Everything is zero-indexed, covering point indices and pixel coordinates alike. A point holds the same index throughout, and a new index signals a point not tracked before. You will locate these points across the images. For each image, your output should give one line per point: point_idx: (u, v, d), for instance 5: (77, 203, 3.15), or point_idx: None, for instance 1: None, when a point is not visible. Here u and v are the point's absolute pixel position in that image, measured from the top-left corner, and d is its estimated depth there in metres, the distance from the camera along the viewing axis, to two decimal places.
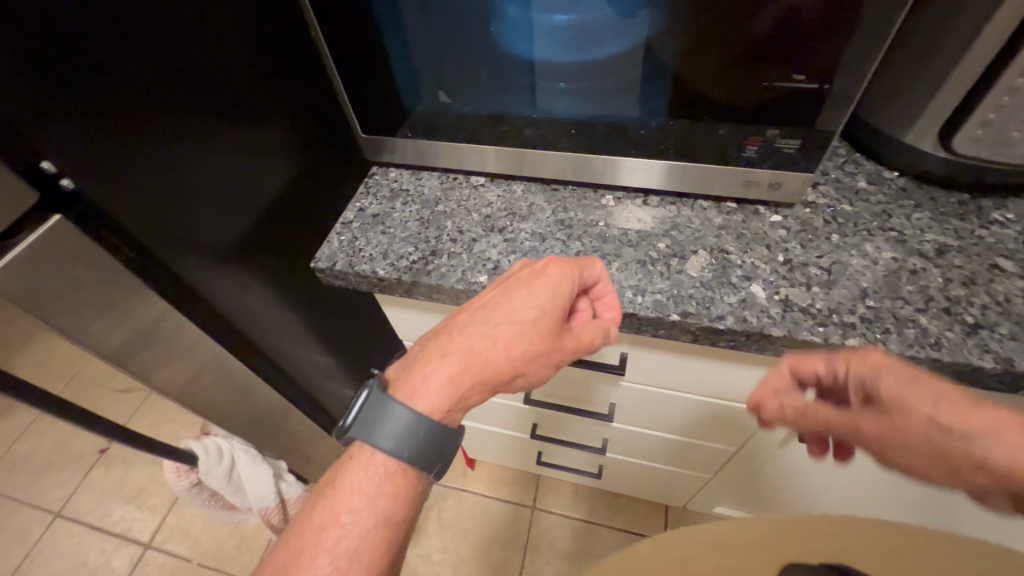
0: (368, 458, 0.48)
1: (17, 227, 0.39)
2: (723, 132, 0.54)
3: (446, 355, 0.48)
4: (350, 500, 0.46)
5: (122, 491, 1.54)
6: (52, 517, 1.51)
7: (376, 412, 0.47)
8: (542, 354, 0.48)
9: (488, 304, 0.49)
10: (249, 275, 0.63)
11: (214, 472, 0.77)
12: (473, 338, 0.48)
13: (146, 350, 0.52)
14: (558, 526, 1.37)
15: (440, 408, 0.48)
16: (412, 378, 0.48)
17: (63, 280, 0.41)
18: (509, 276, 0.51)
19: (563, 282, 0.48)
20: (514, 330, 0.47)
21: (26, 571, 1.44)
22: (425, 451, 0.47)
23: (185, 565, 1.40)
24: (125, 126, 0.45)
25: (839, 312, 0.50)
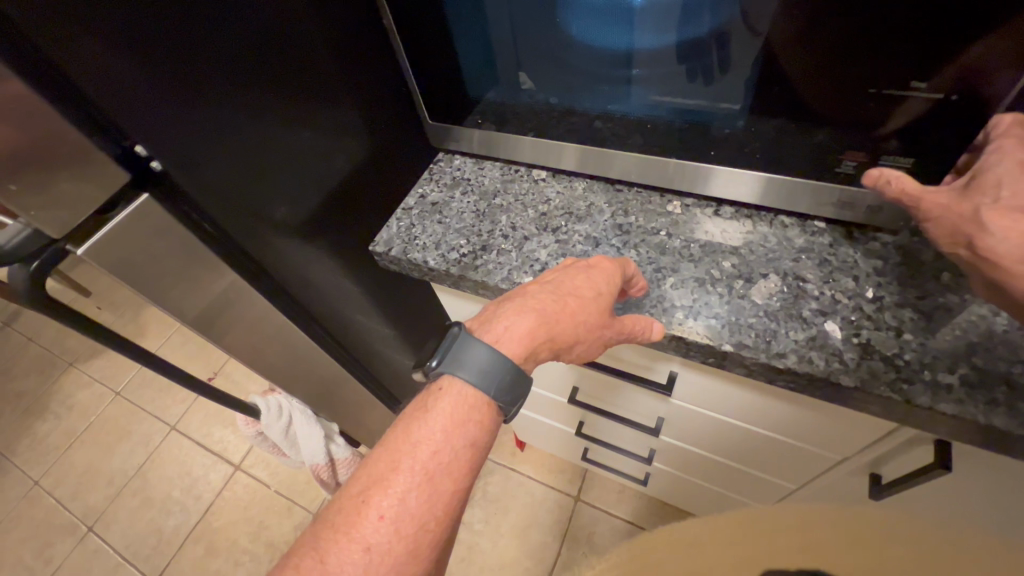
0: (458, 386, 0.44)
1: (114, 204, 0.44)
2: (818, 140, 0.47)
3: (525, 310, 0.46)
4: (441, 420, 0.43)
5: (222, 417, 1.78)
6: (169, 430, 1.79)
7: (466, 346, 0.44)
8: (604, 328, 0.47)
9: (551, 280, 0.48)
10: (316, 251, 0.68)
11: (274, 427, 0.86)
12: (548, 300, 0.46)
13: (213, 316, 0.58)
14: (600, 522, 1.36)
15: (519, 357, 0.45)
16: (491, 328, 0.46)
17: (143, 252, 0.46)
18: (564, 265, 0.51)
19: (612, 275, 0.49)
20: (579, 303, 0.47)
21: (146, 469, 1.72)
22: (510, 387, 0.44)
23: (264, 490, 1.60)
24: (209, 112, 0.49)
25: (934, 369, 0.42)
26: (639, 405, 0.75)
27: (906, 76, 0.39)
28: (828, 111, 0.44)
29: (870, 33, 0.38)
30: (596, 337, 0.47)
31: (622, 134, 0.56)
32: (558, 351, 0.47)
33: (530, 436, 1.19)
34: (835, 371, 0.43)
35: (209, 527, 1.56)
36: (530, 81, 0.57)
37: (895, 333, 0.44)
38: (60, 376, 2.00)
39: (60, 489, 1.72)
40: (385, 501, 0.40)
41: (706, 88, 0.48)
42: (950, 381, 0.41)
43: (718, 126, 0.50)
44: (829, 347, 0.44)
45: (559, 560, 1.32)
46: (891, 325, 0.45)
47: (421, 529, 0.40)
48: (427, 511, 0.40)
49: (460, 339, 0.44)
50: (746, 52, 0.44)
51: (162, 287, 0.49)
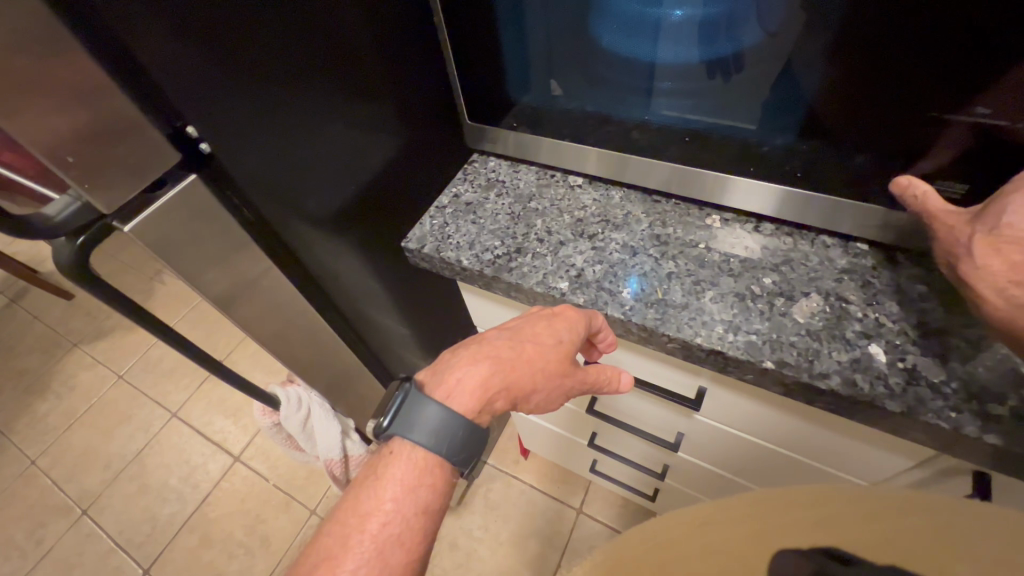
0: (408, 449, 0.44)
1: (163, 181, 0.44)
2: (869, 161, 0.46)
3: (478, 359, 0.46)
4: (390, 488, 0.43)
5: (224, 407, 1.77)
6: (169, 417, 1.78)
7: (416, 404, 0.44)
8: (561, 375, 0.48)
9: (507, 329, 0.49)
10: (345, 244, 0.67)
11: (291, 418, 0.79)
12: (504, 347, 0.47)
13: (245, 301, 0.55)
14: (601, 536, 1.34)
15: (473, 409, 0.45)
16: (443, 381, 0.46)
17: (184, 232, 0.46)
18: (524, 314, 0.51)
19: (575, 325, 0.49)
20: (536, 350, 0.48)
21: (144, 456, 1.71)
22: (464, 445, 0.44)
23: (262, 483, 1.58)
24: (257, 98, 0.48)
25: (982, 399, 0.41)
26: (660, 420, 0.74)
27: (969, 98, 0.39)
28: (883, 131, 0.44)
29: (932, 52, 0.38)
30: (553, 384, 0.49)
31: (665, 143, 0.56)
32: (516, 399, 0.48)
33: (536, 445, 1.18)
34: (879, 394, 0.42)
35: (205, 518, 1.54)
36: (574, 86, 0.56)
37: (941, 360, 0.44)
38: (63, 357, 2.00)
39: (56, 470, 1.71)
40: None
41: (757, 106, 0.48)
42: (1000, 412, 0.40)
43: (765, 141, 0.50)
44: (873, 370, 0.44)
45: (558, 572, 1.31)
46: (937, 352, 0.44)
47: None
48: None
49: (411, 397, 0.44)
50: (803, 71, 0.43)
51: (197, 266, 0.48)
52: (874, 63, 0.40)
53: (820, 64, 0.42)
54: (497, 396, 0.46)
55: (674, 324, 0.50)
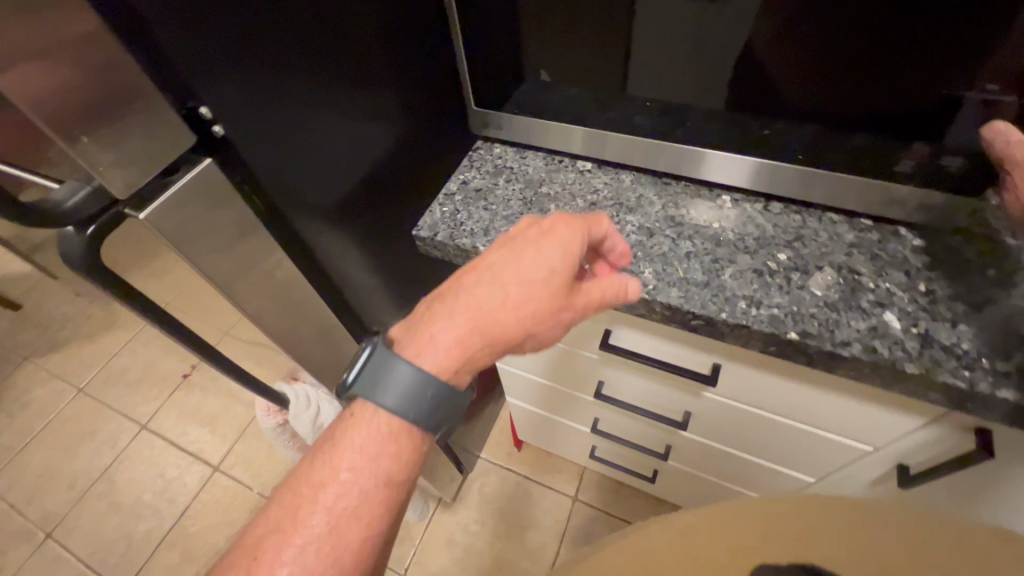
0: (371, 413, 0.43)
1: (176, 166, 0.41)
2: (880, 142, 0.48)
3: (454, 312, 0.44)
4: (349, 457, 0.42)
5: (198, 416, 1.69)
6: (139, 429, 1.68)
7: (382, 368, 0.43)
8: (558, 308, 0.45)
9: (493, 267, 0.46)
10: (351, 234, 0.65)
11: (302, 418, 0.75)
12: (483, 295, 0.44)
13: (261, 295, 0.52)
14: (598, 521, 1.36)
15: (447, 368, 0.44)
16: (418, 337, 0.44)
17: (201, 221, 0.43)
18: (514, 235, 0.48)
19: (571, 241, 0.46)
20: (525, 290, 0.44)
21: (113, 472, 1.61)
22: (432, 409, 0.43)
23: (245, 492, 1.52)
24: (269, 78, 0.46)
25: (990, 358, 0.44)
26: (668, 400, 0.75)
27: (975, 76, 0.40)
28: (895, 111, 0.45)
29: (948, 32, 0.39)
30: (549, 319, 0.45)
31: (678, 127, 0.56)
32: (503, 346, 0.45)
33: (533, 436, 1.18)
34: (899, 358, 0.45)
35: (186, 532, 1.47)
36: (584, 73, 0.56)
37: (950, 324, 0.46)
38: (13, 371, 1.85)
39: (15, 494, 1.59)
40: (278, 558, 0.39)
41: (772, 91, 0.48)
42: (1007, 368, 0.43)
43: (778, 124, 0.51)
44: (890, 336, 0.46)
45: (557, 560, 1.32)
46: (945, 317, 0.47)
47: None
48: (327, 565, 0.39)
49: (380, 358, 0.43)
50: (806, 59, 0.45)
51: (213, 258, 0.45)
52: (891, 45, 0.41)
53: (838, 46, 0.43)
54: (475, 352, 0.44)
55: (698, 301, 0.51)
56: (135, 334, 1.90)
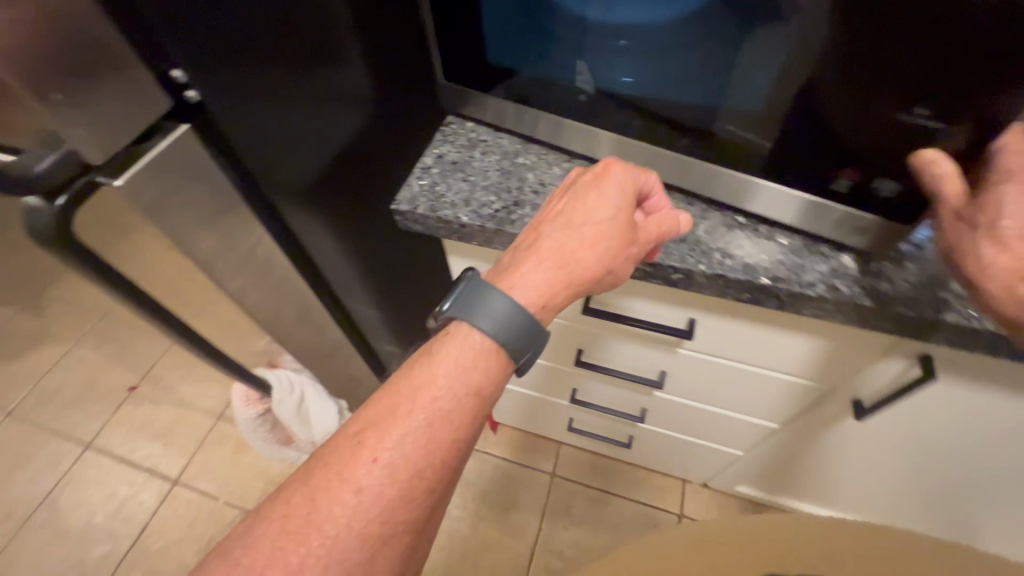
0: (467, 332, 0.44)
1: (150, 132, 0.39)
2: (810, 156, 0.47)
3: (538, 254, 0.46)
4: (446, 365, 0.43)
5: (149, 429, 1.58)
6: (82, 449, 1.55)
7: (476, 292, 0.44)
8: (630, 245, 0.48)
9: (565, 208, 0.48)
10: (327, 212, 0.63)
11: (285, 403, 0.80)
12: (564, 236, 0.47)
13: (243, 273, 0.52)
14: (576, 494, 1.40)
15: (535, 303, 0.45)
16: (506, 275, 0.46)
17: (178, 192, 0.41)
18: (573, 182, 0.51)
19: (627, 182, 0.49)
20: (598, 229, 0.47)
21: (56, 497, 1.48)
22: (523, 336, 0.44)
23: (210, 503, 1.45)
24: (242, 43, 0.44)
25: (933, 288, 0.50)
26: (646, 361, 0.79)
27: (912, 100, 0.39)
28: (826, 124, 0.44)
29: (882, 48, 0.38)
30: (623, 256, 0.48)
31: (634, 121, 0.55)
32: (583, 287, 0.47)
33: (511, 416, 1.19)
34: (858, 294, 0.49)
35: (147, 552, 1.39)
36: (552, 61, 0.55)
37: (898, 262, 0.52)
38: None
39: None
40: (380, 444, 0.40)
41: (718, 89, 0.48)
42: (947, 296, 0.49)
43: (726, 127, 0.50)
44: (848, 275, 0.51)
45: (540, 534, 1.35)
46: (894, 256, 0.52)
47: (416, 476, 0.41)
48: (423, 459, 0.41)
49: (474, 283, 0.45)
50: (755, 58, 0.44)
51: (193, 231, 0.44)
52: (832, 50, 0.40)
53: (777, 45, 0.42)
54: (561, 293, 0.46)
55: (677, 256, 0.54)
56: None
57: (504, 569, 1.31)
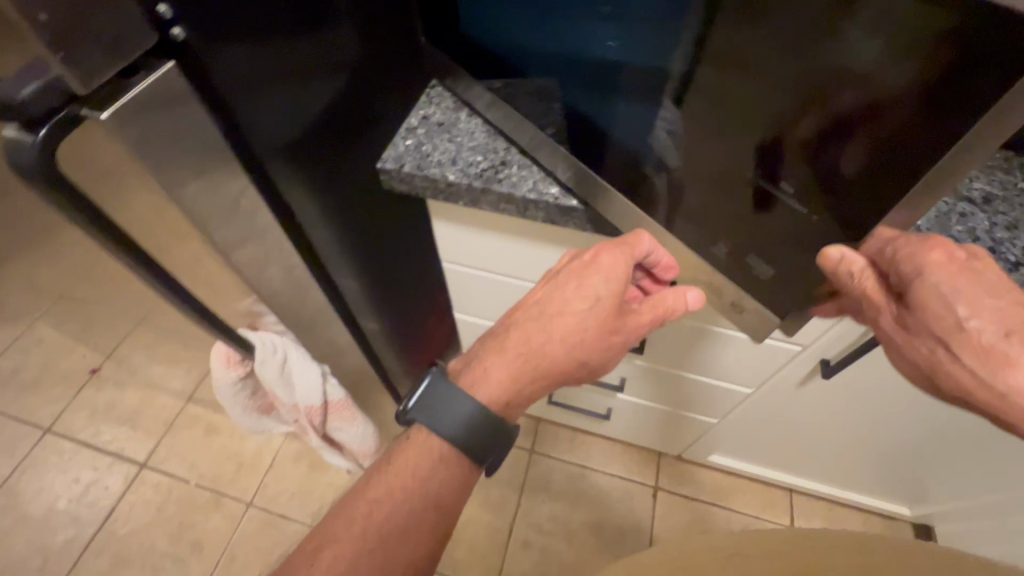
0: (426, 440, 0.54)
1: (135, 67, 0.38)
2: (721, 180, 0.45)
3: (504, 349, 0.53)
4: (403, 481, 0.52)
5: (115, 412, 1.52)
6: (41, 434, 1.48)
7: (439, 395, 0.53)
8: (602, 339, 0.53)
9: (539, 301, 0.54)
10: (311, 170, 0.62)
11: (269, 363, 0.78)
12: (531, 334, 0.53)
13: (227, 224, 0.51)
14: (554, 469, 1.43)
15: (497, 399, 0.53)
16: (472, 372, 0.54)
17: (164, 131, 0.40)
18: (558, 270, 0.55)
19: (615, 269, 0.52)
20: (565, 326, 0.52)
21: (15, 483, 1.41)
22: (480, 435, 0.53)
23: (181, 486, 1.41)
24: None
25: None
26: None
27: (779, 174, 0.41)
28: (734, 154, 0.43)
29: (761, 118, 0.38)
30: (593, 348, 0.53)
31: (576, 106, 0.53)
32: (548, 376, 0.54)
33: None
34: None
35: (115, 536, 1.35)
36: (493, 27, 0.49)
37: None
38: None
39: None
40: (331, 552, 0.50)
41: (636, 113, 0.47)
42: None
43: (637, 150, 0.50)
44: None
45: (519, 508, 1.37)
46: None
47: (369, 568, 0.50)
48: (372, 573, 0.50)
49: (436, 382, 0.53)
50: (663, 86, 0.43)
51: (178, 175, 0.43)
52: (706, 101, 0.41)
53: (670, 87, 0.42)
54: (524, 379, 0.53)
55: None
56: None
57: (484, 542, 1.33)
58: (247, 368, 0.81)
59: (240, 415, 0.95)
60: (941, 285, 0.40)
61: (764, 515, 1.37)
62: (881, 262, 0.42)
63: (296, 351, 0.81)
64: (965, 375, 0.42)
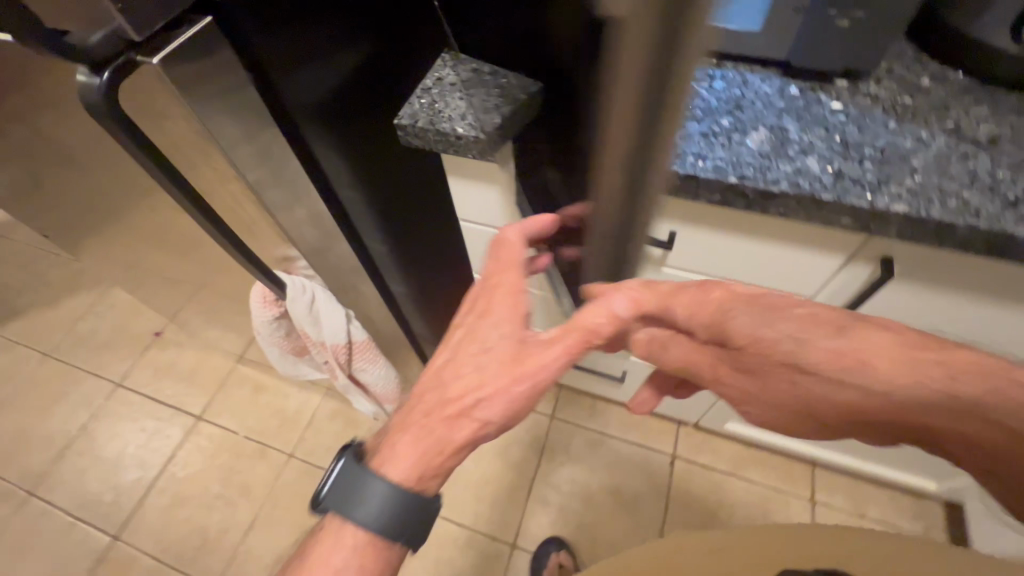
0: (342, 528, 0.56)
1: (180, 22, 0.45)
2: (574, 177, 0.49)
3: (409, 428, 0.55)
4: (321, 568, 0.54)
5: (175, 370, 1.68)
6: (113, 387, 1.66)
7: (348, 484, 0.55)
8: (504, 399, 0.51)
9: (442, 368, 0.55)
10: (336, 127, 0.68)
11: (298, 302, 0.86)
12: (433, 402, 0.54)
13: (261, 169, 0.58)
14: (574, 434, 1.47)
15: (410, 475, 0.54)
16: (384, 451, 0.56)
17: (205, 79, 0.47)
18: (460, 334, 0.55)
19: (509, 317, 0.53)
20: (464, 387, 0.52)
21: (92, 429, 1.59)
22: (397, 519, 0.54)
23: (232, 437, 1.55)
24: None
25: (888, 184, 0.54)
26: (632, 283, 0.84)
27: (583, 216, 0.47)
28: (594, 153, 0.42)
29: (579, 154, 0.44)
30: (495, 405, 0.51)
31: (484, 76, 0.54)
32: (453, 442, 0.53)
33: None
34: (817, 190, 0.54)
35: (175, 478, 1.50)
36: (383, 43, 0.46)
37: (859, 162, 0.56)
38: None
39: None
40: None
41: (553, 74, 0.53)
42: (901, 191, 0.53)
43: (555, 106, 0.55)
44: (811, 174, 0.55)
45: (539, 470, 1.43)
46: (856, 158, 0.56)
47: None
48: None
49: (347, 469, 0.55)
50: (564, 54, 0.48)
51: (219, 119, 0.50)
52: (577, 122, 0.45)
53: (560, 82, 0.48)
54: (428, 451, 0.54)
55: None
56: (97, 295, 1.84)
57: (505, 498, 1.39)
58: (281, 307, 0.90)
59: (278, 356, 1.05)
60: (751, 317, 0.47)
61: (784, 487, 1.36)
62: (683, 327, 0.51)
63: (323, 294, 0.87)
64: (829, 382, 0.47)
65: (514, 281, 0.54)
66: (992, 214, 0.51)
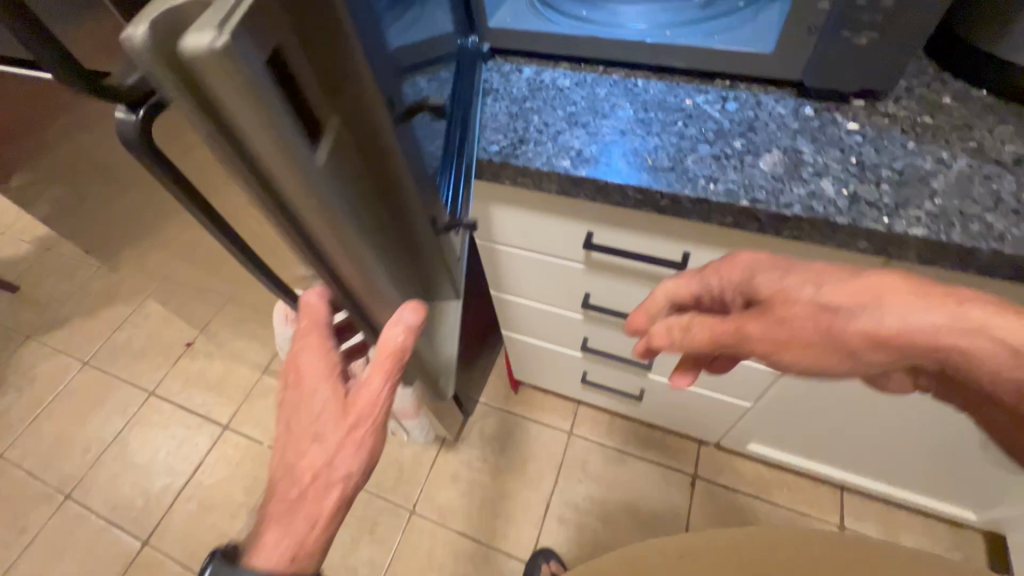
0: None
1: None
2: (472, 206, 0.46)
3: (272, 517, 0.50)
4: None
5: (204, 380, 1.74)
6: (147, 395, 1.73)
7: None
8: (350, 443, 0.49)
9: (285, 442, 0.50)
10: None
11: None
12: (286, 476, 0.49)
13: None
14: (591, 451, 1.46)
15: (285, 556, 0.49)
16: (254, 548, 0.50)
17: None
18: (285, 404, 0.51)
19: (319, 370, 0.49)
20: (312, 450, 0.48)
21: (126, 436, 1.66)
22: None
23: (257, 446, 1.59)
24: None
25: (906, 207, 0.53)
26: None
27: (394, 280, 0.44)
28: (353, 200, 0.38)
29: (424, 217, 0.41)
30: (347, 453, 0.49)
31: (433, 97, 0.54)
32: (323, 501, 0.49)
33: (529, 369, 1.26)
34: (832, 214, 0.53)
35: (202, 485, 1.54)
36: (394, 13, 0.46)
37: (876, 185, 0.55)
38: (16, 349, 1.88)
39: (30, 461, 1.64)
40: None
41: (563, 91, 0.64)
42: (920, 214, 0.52)
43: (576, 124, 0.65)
44: (826, 197, 0.54)
45: (556, 487, 1.42)
46: (872, 180, 0.55)
47: None
48: None
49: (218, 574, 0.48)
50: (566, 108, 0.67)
51: None
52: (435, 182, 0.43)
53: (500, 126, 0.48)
54: (301, 525, 0.49)
55: (665, 182, 0.59)
56: (135, 306, 1.94)
57: (522, 514, 1.39)
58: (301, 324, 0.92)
59: None
60: (768, 276, 0.48)
61: (811, 512, 1.32)
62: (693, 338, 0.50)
63: None
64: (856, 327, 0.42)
65: (319, 348, 0.49)
66: (1017, 238, 0.49)
